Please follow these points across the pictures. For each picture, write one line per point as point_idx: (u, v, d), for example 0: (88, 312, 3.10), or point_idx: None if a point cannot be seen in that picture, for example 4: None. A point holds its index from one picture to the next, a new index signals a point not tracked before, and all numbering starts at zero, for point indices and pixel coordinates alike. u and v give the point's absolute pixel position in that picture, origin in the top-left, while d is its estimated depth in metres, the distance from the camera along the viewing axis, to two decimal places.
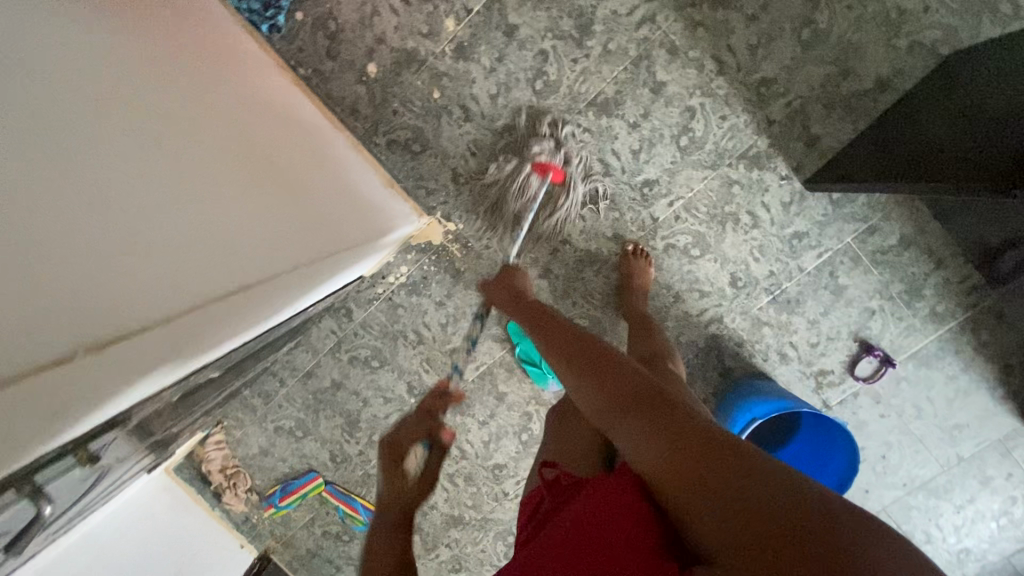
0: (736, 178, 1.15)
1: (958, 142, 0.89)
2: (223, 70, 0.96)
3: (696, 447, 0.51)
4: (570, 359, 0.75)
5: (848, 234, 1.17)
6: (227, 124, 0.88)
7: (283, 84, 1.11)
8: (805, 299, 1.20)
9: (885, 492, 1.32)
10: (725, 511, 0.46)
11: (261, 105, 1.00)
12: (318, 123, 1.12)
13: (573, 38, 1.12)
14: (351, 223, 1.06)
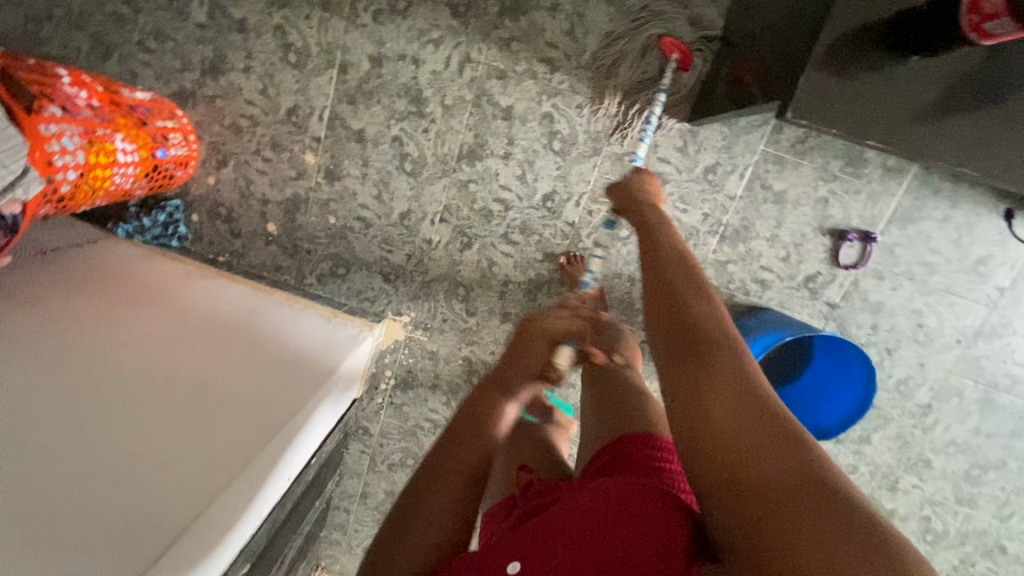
0: (623, 150, 1.13)
1: (784, 30, 0.84)
2: (149, 300, 1.08)
3: (767, 443, 0.46)
4: (670, 302, 0.66)
5: (757, 142, 1.10)
6: (162, 349, 1.00)
7: (206, 278, 1.21)
8: (753, 221, 1.14)
9: (944, 358, 1.20)
10: (784, 524, 0.41)
11: (173, 323, 1.05)
12: (250, 302, 1.19)
13: (413, 112, 1.15)
14: (314, 365, 1.09)
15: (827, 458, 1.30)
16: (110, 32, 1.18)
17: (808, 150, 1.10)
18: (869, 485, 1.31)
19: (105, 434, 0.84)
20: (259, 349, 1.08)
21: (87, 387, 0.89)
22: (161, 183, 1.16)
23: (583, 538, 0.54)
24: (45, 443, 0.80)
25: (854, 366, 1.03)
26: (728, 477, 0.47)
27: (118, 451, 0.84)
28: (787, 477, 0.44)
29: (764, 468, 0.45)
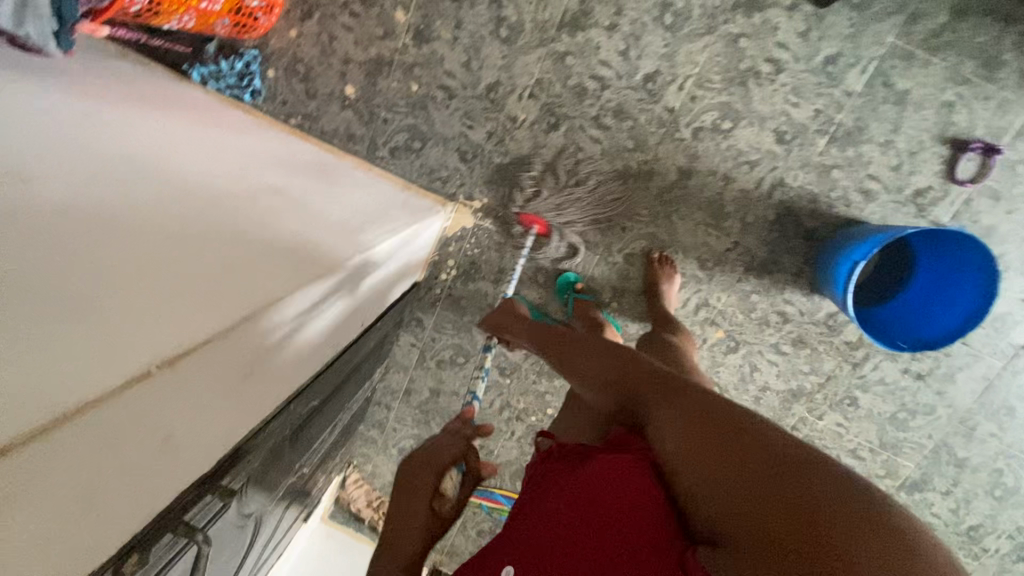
0: (739, 31, 1.05)
1: None
2: (222, 127, 1.00)
3: (714, 433, 0.59)
4: (606, 377, 0.81)
5: (887, 33, 1.02)
6: (232, 157, 0.85)
7: (278, 132, 1.17)
8: (868, 123, 1.07)
9: None
10: (740, 486, 0.52)
11: (248, 150, 0.94)
12: (319, 157, 1.15)
13: None
14: (394, 216, 1.01)
15: (905, 396, 1.23)
16: None
17: (941, 48, 1.02)
18: (945, 429, 1.24)
19: (180, 187, 0.66)
20: (334, 190, 0.97)
21: (153, 151, 0.72)
22: (243, 26, 1.10)
23: (563, 535, 0.58)
24: (107, 169, 0.61)
25: (973, 275, 0.96)
26: (692, 472, 0.57)
27: (198, 204, 0.65)
28: (733, 448, 0.56)
29: (721, 450, 0.57)
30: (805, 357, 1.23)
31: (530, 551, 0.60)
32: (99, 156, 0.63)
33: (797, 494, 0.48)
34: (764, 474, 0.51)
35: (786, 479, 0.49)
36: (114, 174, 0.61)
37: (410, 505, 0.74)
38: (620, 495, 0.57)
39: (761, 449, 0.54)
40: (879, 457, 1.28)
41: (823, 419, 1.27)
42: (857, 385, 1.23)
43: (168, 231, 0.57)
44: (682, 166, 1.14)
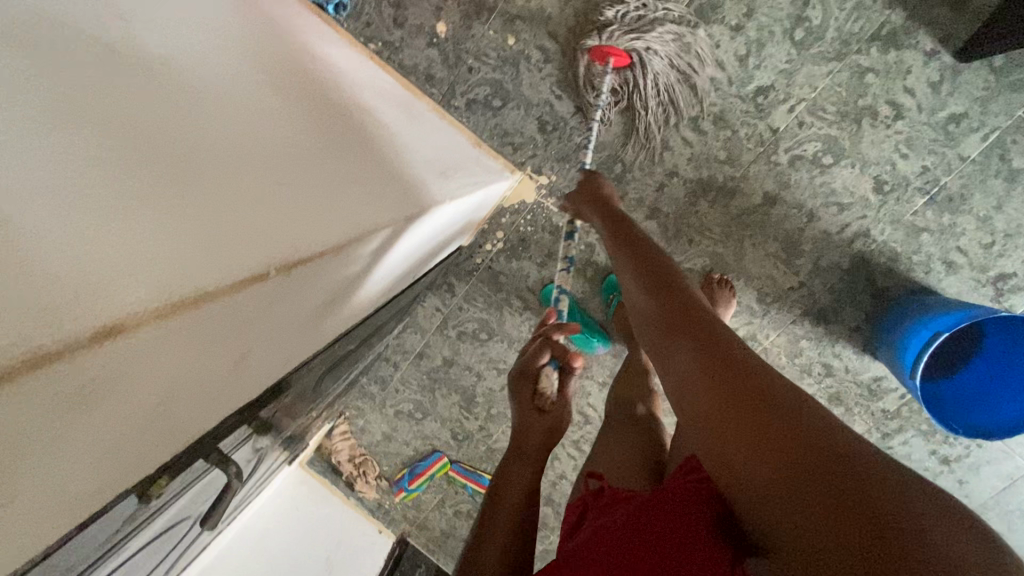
0: (869, 65, 0.99)
1: None
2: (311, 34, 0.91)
3: (719, 386, 0.44)
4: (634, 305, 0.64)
5: (1020, 105, 0.97)
6: (319, 72, 0.78)
7: (361, 56, 1.08)
8: (972, 193, 1.02)
9: None
10: (752, 462, 0.39)
11: (340, 68, 0.85)
12: (403, 93, 1.06)
13: None
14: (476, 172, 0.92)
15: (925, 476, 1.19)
16: None
17: None
18: None
19: (267, 104, 0.62)
20: (418, 129, 0.88)
21: (247, 54, 0.67)
22: None
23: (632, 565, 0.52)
24: (204, 66, 0.56)
25: None
26: (700, 436, 0.44)
27: (277, 128, 0.60)
28: (739, 412, 0.41)
29: (725, 419, 0.42)
30: (836, 415, 1.18)
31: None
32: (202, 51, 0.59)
33: (822, 474, 0.35)
34: (790, 454, 0.37)
35: (809, 453, 0.36)
36: (210, 73, 0.56)
37: (527, 420, 0.81)
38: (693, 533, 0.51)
39: (777, 404, 0.40)
40: None
41: None
42: None
43: (242, 152, 0.52)
44: (769, 191, 1.08)
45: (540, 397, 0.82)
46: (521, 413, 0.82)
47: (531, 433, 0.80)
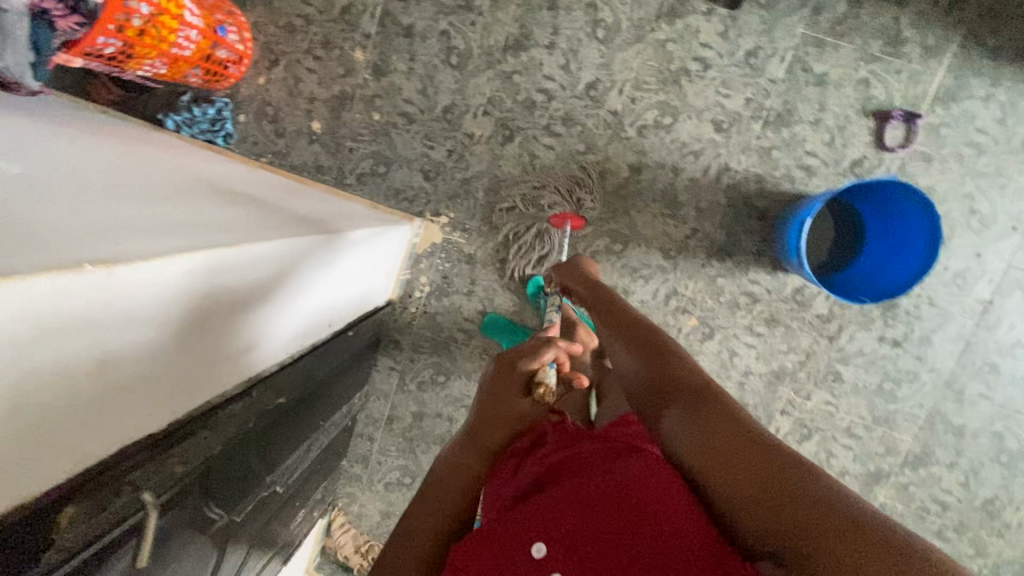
0: (666, 37, 1.16)
1: None
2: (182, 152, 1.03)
3: (750, 459, 0.56)
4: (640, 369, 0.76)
5: (797, 25, 1.14)
6: (195, 171, 0.87)
7: (237, 161, 1.20)
8: (795, 105, 1.16)
9: (999, 247, 1.16)
10: (772, 505, 0.52)
11: (214, 172, 0.95)
12: (284, 182, 1.16)
13: (462, 7, 1.20)
14: (356, 218, 1.03)
15: (886, 364, 1.22)
16: None
17: (848, 32, 1.13)
18: (934, 395, 1.22)
19: (139, 181, 0.68)
20: (299, 200, 0.99)
21: (117, 159, 0.74)
22: (213, 74, 1.17)
23: (599, 537, 0.60)
24: (64, 163, 0.62)
25: (916, 238, 1.02)
26: (723, 484, 0.57)
27: (150, 190, 0.66)
28: (758, 471, 0.55)
29: (753, 466, 0.55)
30: (780, 336, 1.23)
31: (571, 548, 0.60)
32: (57, 156, 0.64)
33: (843, 541, 0.46)
34: (796, 507, 0.50)
35: (819, 507, 0.49)
36: (70, 165, 0.62)
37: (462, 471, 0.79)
38: (672, 518, 0.57)
39: (791, 472, 0.53)
40: (875, 433, 1.25)
41: (811, 398, 1.25)
42: (838, 359, 1.23)
43: (114, 198, 0.57)
44: (633, 162, 1.21)
45: (521, 405, 0.82)
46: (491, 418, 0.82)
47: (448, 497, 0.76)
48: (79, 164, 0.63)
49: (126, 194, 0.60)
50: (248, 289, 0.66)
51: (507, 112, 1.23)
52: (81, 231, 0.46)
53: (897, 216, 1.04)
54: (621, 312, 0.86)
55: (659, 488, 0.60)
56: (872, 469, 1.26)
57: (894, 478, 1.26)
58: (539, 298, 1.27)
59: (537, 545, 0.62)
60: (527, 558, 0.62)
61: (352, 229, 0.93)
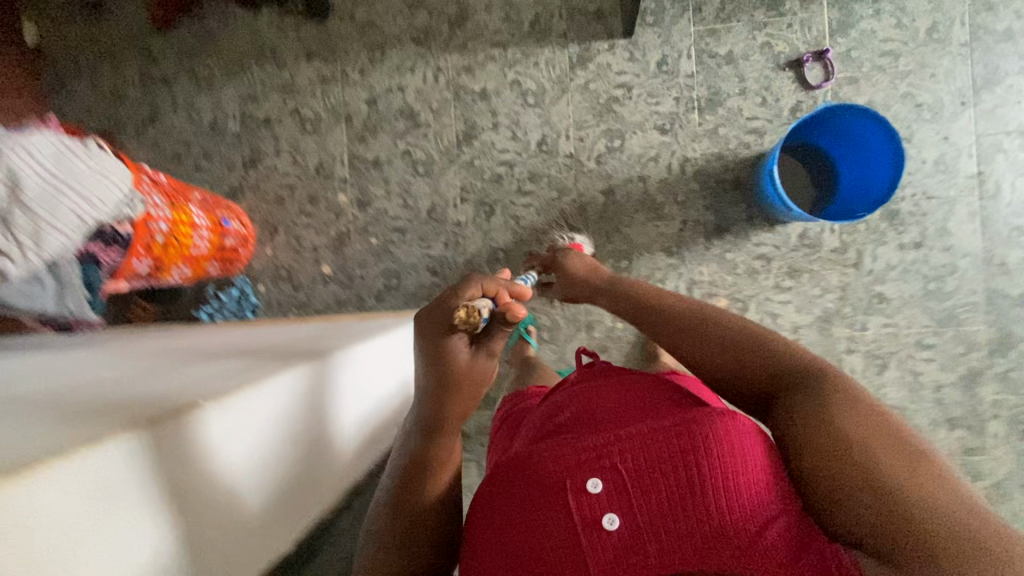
0: (585, 80, 1.32)
1: None
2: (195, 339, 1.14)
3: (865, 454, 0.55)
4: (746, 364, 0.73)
5: (688, 26, 1.29)
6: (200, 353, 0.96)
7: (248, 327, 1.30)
8: (718, 86, 1.28)
9: (959, 124, 1.22)
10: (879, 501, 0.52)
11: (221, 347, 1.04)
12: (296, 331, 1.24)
13: (411, 126, 1.39)
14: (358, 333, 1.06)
15: (920, 267, 1.22)
16: (163, 163, 1.47)
17: (732, 12, 1.27)
18: (980, 277, 1.22)
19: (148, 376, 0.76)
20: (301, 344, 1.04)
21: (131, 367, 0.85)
22: (229, 259, 1.33)
23: (668, 484, 0.58)
24: (86, 385, 0.73)
25: (883, 152, 1.10)
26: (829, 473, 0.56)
27: (156, 379, 0.74)
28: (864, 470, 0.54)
29: (852, 443, 0.56)
30: (808, 282, 1.25)
31: (629, 498, 0.58)
32: (82, 382, 0.76)
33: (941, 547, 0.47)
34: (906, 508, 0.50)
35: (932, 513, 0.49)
36: (90, 385, 0.72)
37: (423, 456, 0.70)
38: (755, 486, 0.57)
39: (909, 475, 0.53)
40: (946, 336, 1.22)
41: (868, 327, 1.24)
42: (873, 281, 1.23)
43: (117, 395, 0.65)
44: (604, 188, 1.32)
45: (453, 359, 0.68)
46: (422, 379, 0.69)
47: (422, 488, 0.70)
48: (95, 381, 0.74)
49: (136, 391, 0.67)
50: (255, 429, 0.68)
51: (480, 191, 1.36)
52: (75, 428, 0.52)
53: (860, 140, 1.12)
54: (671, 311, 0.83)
55: (749, 452, 0.59)
56: (964, 371, 1.22)
57: (989, 371, 1.21)
58: (523, 334, 1.31)
59: (593, 480, 0.59)
60: (582, 491, 0.59)
61: (353, 343, 0.95)
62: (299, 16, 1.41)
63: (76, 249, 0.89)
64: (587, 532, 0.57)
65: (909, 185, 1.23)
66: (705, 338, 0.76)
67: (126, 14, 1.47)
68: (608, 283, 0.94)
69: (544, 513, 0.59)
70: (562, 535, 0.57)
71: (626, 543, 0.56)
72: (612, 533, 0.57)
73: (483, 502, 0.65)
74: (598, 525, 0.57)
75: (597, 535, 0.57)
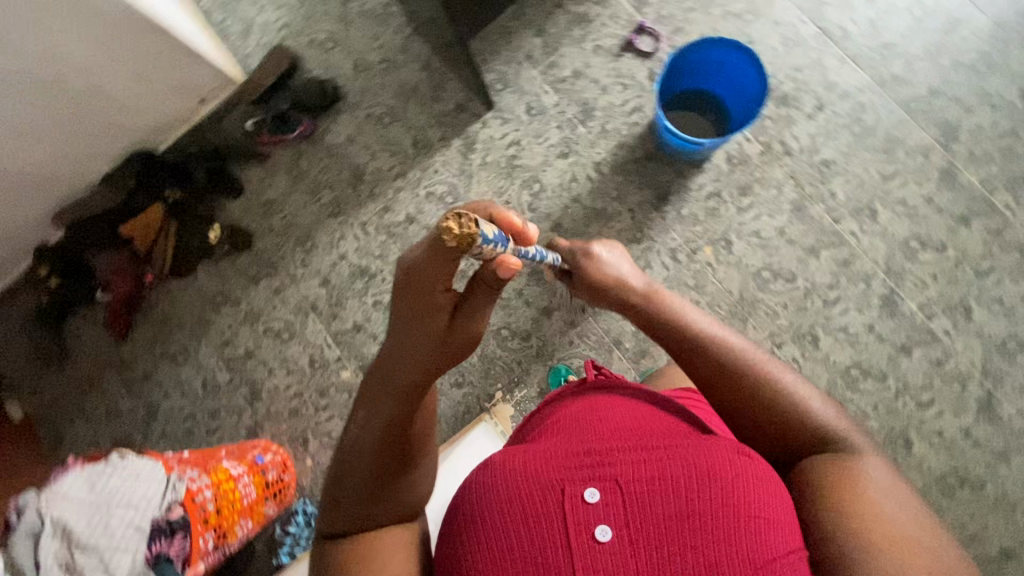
0: (480, 158, 1.46)
1: None
2: None
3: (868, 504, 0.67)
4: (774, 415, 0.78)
5: (530, 72, 1.46)
6: None
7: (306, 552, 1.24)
8: (583, 97, 1.42)
9: (780, 3, 1.36)
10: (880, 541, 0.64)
11: None
12: None
13: (367, 281, 1.47)
14: None
15: (837, 121, 1.30)
16: (182, 446, 1.51)
17: (556, 42, 1.45)
18: (888, 97, 1.29)
19: None
20: None
21: None
22: (281, 491, 1.28)
23: (669, 513, 0.65)
24: None
25: (742, 67, 1.20)
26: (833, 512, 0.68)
27: None
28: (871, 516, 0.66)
29: (866, 508, 0.67)
30: (763, 188, 1.31)
31: (626, 522, 0.65)
32: None
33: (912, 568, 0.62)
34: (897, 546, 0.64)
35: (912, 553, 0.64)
36: None
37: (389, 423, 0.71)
38: (755, 524, 0.63)
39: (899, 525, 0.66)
40: (901, 156, 1.28)
41: (836, 191, 1.29)
42: (811, 155, 1.30)
43: None
44: (551, 225, 1.40)
45: (437, 304, 0.68)
46: (410, 329, 0.69)
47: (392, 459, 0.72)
48: None
49: None
50: None
51: None
52: None
53: (720, 68, 1.23)
54: (715, 341, 0.84)
55: (757, 494, 0.66)
56: (938, 174, 1.26)
57: (958, 161, 1.26)
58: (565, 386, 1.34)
59: (591, 491, 0.67)
60: (578, 506, 0.66)
61: None
62: (232, 256, 1.55)
63: (143, 555, 0.91)
64: (580, 541, 0.64)
65: (779, 70, 1.33)
66: (745, 382, 0.80)
67: (83, 338, 1.59)
68: (645, 292, 0.95)
69: (536, 522, 0.66)
70: (555, 538, 0.65)
71: (613, 555, 0.63)
72: (603, 544, 0.64)
73: (472, 499, 0.71)
74: (590, 535, 0.64)
75: (590, 546, 0.64)
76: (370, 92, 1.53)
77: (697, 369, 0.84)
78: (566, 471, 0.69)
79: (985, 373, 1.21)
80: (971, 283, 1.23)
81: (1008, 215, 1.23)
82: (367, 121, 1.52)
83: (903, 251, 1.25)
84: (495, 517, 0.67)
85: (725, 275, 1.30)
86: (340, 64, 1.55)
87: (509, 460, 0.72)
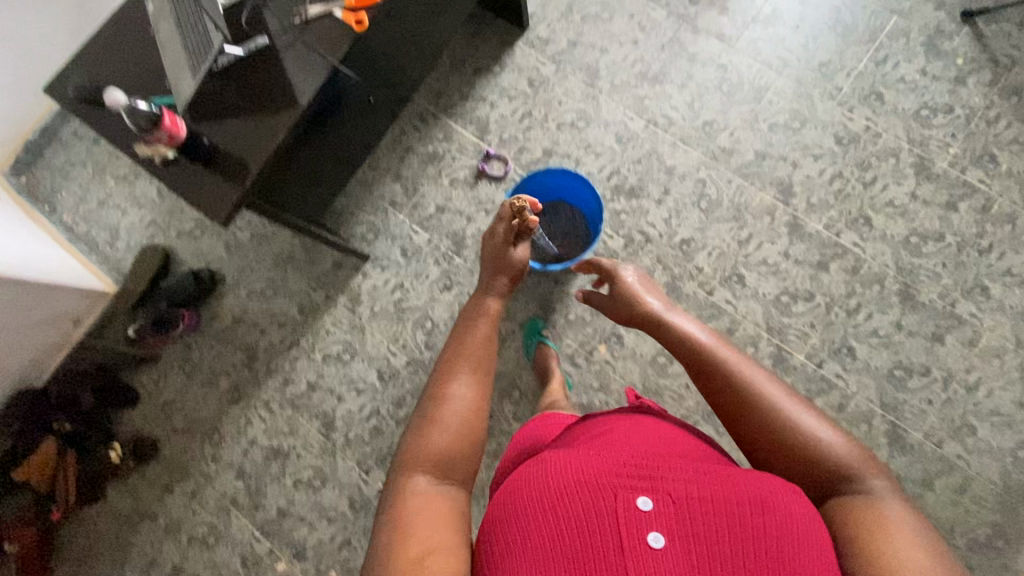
0: (367, 309, 1.46)
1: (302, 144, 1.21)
2: None
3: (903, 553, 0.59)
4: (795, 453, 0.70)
5: (396, 216, 1.49)
6: None
7: None
8: (451, 229, 1.46)
9: (605, 105, 1.45)
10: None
11: None
12: None
13: (284, 460, 1.42)
14: None
15: (684, 201, 1.38)
16: None
17: (415, 184, 1.50)
18: (723, 169, 1.38)
19: None
20: None
21: None
22: None
23: (733, 524, 0.59)
24: None
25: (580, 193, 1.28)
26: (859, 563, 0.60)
27: None
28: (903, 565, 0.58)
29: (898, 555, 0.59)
30: None
31: (684, 532, 0.59)
32: None
33: None
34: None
35: None
36: None
37: (459, 403, 0.76)
38: (813, 545, 0.59)
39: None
40: (750, 220, 1.35)
41: (703, 265, 1.35)
42: (670, 237, 1.37)
43: None
44: None
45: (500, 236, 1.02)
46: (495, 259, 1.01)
47: (467, 443, 0.73)
48: None
49: None
50: None
51: (374, 452, 1.39)
52: None
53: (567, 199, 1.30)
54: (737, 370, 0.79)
55: (805, 524, 0.61)
56: (787, 228, 1.34)
57: (800, 213, 1.34)
58: None
59: (644, 499, 0.61)
60: (633, 509, 0.60)
61: None
62: (141, 468, 1.48)
63: None
64: (631, 543, 0.58)
65: (621, 166, 1.42)
66: (764, 424, 0.73)
67: None
68: (674, 320, 0.92)
69: (587, 527, 0.60)
70: (604, 542, 0.58)
71: (670, 563, 0.57)
72: (655, 551, 0.57)
73: (518, 503, 0.65)
74: (642, 541, 0.58)
75: (642, 553, 0.57)
76: (246, 270, 1.53)
77: (716, 406, 0.79)
78: (616, 477, 0.64)
79: (885, 407, 1.24)
80: (845, 323, 1.28)
81: (859, 252, 1.31)
82: (250, 298, 1.51)
83: (777, 307, 1.31)
84: (537, 528, 0.61)
85: (625, 370, 1.34)
86: (212, 249, 1.55)
87: (564, 466, 0.68)
